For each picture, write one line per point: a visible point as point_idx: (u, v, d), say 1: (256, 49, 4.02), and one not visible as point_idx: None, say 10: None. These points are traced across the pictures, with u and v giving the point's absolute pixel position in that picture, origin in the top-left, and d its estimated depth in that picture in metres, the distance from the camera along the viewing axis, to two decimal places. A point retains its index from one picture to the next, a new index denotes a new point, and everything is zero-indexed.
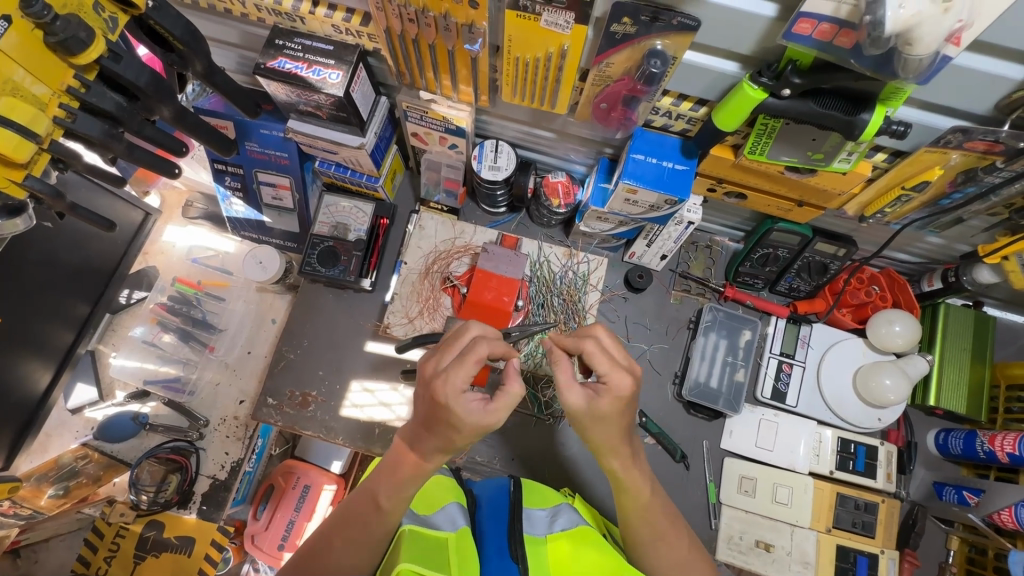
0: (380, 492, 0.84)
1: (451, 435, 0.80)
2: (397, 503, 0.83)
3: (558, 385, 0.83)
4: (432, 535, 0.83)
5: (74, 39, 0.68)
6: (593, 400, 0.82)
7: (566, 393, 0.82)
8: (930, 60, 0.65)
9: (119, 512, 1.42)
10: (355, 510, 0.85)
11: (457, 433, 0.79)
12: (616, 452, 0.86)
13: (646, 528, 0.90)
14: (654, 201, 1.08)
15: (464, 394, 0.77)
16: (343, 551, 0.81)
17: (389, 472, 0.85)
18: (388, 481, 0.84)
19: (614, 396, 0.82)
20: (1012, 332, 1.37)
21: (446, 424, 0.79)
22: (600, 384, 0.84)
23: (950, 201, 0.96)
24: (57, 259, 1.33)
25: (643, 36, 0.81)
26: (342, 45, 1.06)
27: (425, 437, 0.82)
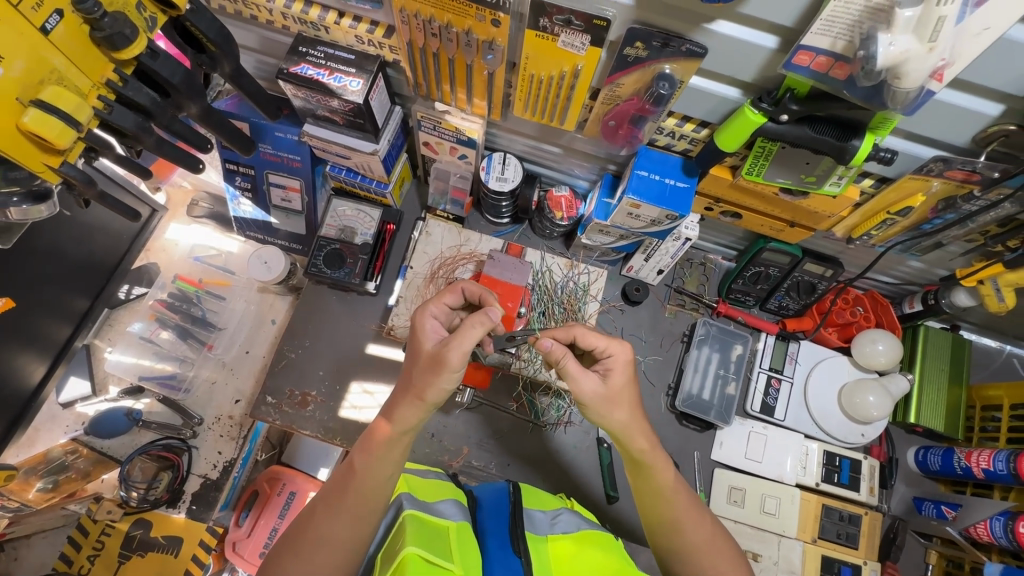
0: (355, 455, 0.89)
1: (415, 370, 0.87)
2: (370, 468, 0.86)
3: (570, 373, 0.87)
4: (435, 523, 0.83)
5: (119, 35, 0.71)
6: (606, 381, 0.88)
7: (578, 382, 0.87)
8: (916, 93, 0.71)
9: (106, 509, 1.39)
10: (337, 478, 0.89)
11: (418, 363, 0.86)
12: (631, 433, 0.89)
13: (669, 513, 0.91)
14: (656, 216, 1.13)
15: (431, 315, 0.90)
16: (322, 516, 0.85)
17: (367, 442, 0.89)
18: (363, 446, 0.88)
19: (619, 371, 0.89)
20: (986, 355, 1.44)
21: (414, 351, 0.88)
22: (603, 363, 0.90)
23: (931, 226, 1.03)
24: (62, 252, 1.34)
25: (653, 59, 0.88)
26: (363, 55, 1.11)
27: (401, 401, 0.87)
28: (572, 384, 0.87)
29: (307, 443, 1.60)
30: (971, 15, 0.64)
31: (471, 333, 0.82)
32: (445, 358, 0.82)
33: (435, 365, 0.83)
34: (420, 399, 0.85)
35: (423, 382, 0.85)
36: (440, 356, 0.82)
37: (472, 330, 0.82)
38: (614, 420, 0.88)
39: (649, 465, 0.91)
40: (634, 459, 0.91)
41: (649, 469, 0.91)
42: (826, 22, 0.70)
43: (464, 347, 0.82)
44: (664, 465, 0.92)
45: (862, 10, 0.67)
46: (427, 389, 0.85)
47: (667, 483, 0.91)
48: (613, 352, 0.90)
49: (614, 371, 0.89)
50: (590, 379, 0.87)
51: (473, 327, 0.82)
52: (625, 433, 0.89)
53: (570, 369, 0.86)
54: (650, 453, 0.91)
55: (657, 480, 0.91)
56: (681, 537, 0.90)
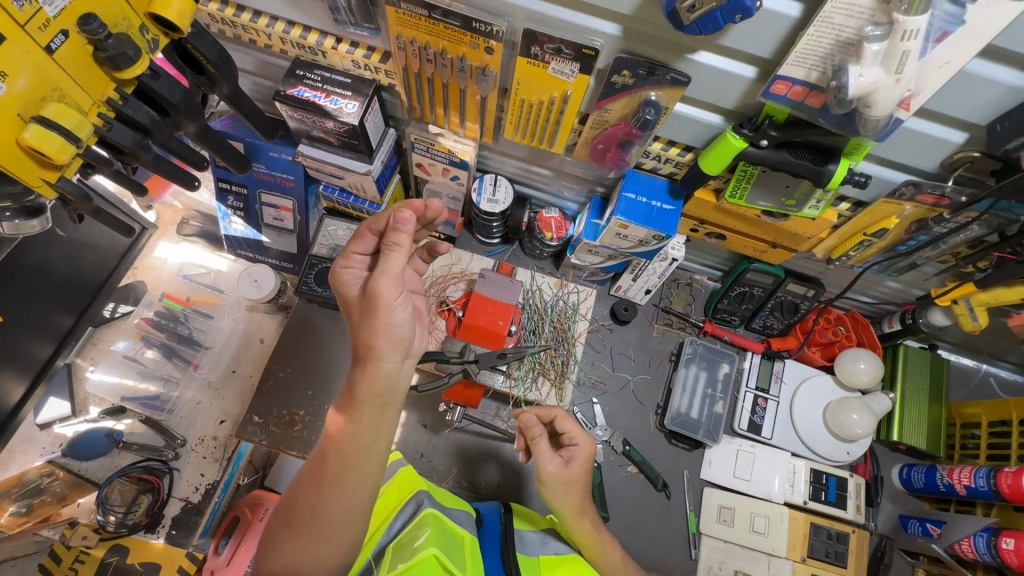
0: (333, 426, 0.87)
1: (359, 319, 0.87)
2: (350, 435, 0.85)
3: (539, 449, 0.99)
4: (452, 530, 0.89)
5: (123, 56, 0.73)
6: (567, 465, 1.00)
7: (543, 459, 0.99)
8: (886, 121, 0.75)
9: (81, 535, 1.33)
10: (317, 452, 0.88)
11: (358, 312, 0.87)
12: (575, 518, 0.97)
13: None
14: (643, 236, 1.16)
15: (346, 269, 0.93)
16: (308, 495, 0.84)
17: (343, 401, 0.87)
18: (337, 412, 0.87)
19: (579, 458, 1.01)
20: (964, 374, 1.48)
21: (357, 306, 0.89)
22: (569, 449, 1.02)
23: (906, 247, 1.08)
24: (48, 269, 1.33)
25: (639, 87, 0.92)
26: (358, 79, 1.14)
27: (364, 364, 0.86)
28: (538, 462, 0.99)
29: (293, 463, 1.52)
30: (933, 50, 0.68)
31: (392, 254, 0.83)
32: (376, 292, 0.83)
33: (369, 304, 0.84)
34: (372, 350, 0.84)
35: (363, 328, 0.85)
36: (376, 295, 0.83)
37: (392, 250, 0.83)
38: (563, 502, 0.98)
39: (592, 546, 0.98)
40: (578, 542, 0.98)
41: (590, 552, 0.98)
42: (801, 55, 0.74)
43: (391, 271, 0.83)
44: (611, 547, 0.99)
45: (833, 44, 0.72)
46: (372, 336, 0.84)
47: (616, 561, 0.99)
48: (579, 443, 1.02)
49: (575, 458, 1.01)
50: (554, 460, 0.99)
51: (394, 244, 0.82)
52: (572, 516, 0.97)
53: (540, 446, 0.99)
54: (593, 538, 0.98)
55: (604, 559, 0.98)
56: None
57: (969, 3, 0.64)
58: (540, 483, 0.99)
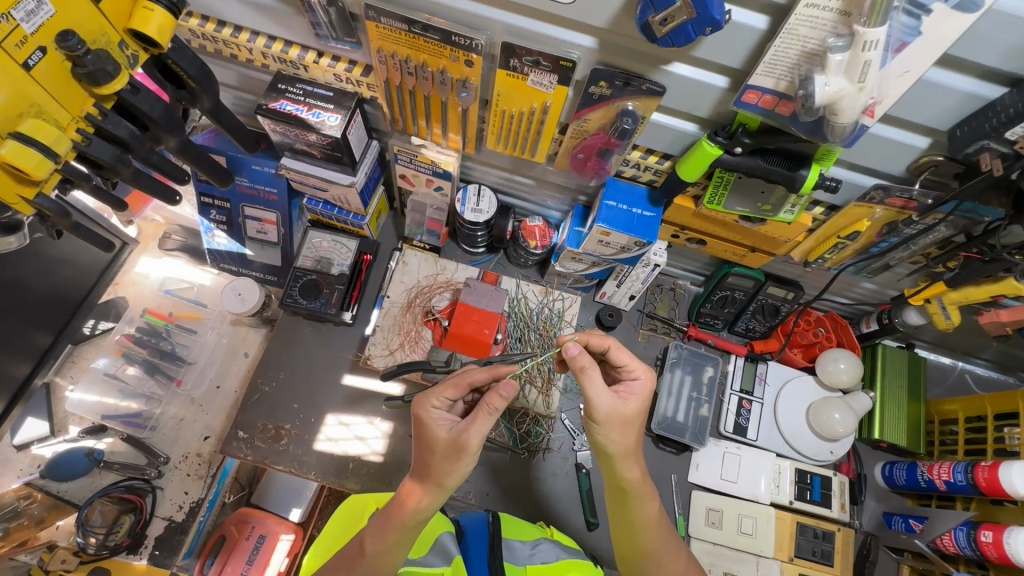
0: (366, 536, 0.88)
1: (431, 460, 0.86)
2: (383, 550, 0.86)
3: (590, 385, 0.87)
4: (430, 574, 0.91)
5: (102, 71, 0.73)
6: (621, 402, 0.90)
7: (594, 398, 0.87)
8: (852, 127, 0.78)
9: (60, 559, 1.31)
10: (345, 553, 0.90)
11: (434, 454, 0.86)
12: (624, 459, 0.92)
13: (650, 545, 0.97)
14: (625, 243, 1.18)
15: (433, 406, 0.89)
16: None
17: (420, 472, 0.88)
18: (375, 530, 0.87)
19: (638, 395, 0.93)
20: (941, 372, 1.52)
21: (428, 445, 0.87)
22: (628, 386, 0.94)
23: (878, 249, 1.11)
24: (25, 286, 1.31)
25: (617, 97, 0.94)
26: (341, 92, 1.15)
27: (431, 463, 0.87)
28: (589, 399, 0.87)
29: (279, 481, 1.54)
30: (893, 60, 0.71)
31: (489, 416, 0.83)
32: (465, 444, 0.83)
33: (454, 452, 0.84)
34: (442, 488, 0.86)
35: (443, 469, 0.85)
36: (457, 444, 0.83)
37: (486, 411, 0.83)
38: (616, 442, 0.90)
39: (633, 495, 0.94)
40: (621, 488, 0.94)
41: (631, 500, 0.95)
42: (769, 65, 0.77)
43: (481, 429, 0.83)
44: (649, 499, 0.96)
45: (799, 55, 0.75)
46: (446, 476, 0.85)
47: (651, 516, 0.96)
48: (640, 375, 0.96)
49: (631, 396, 0.92)
50: (607, 398, 0.88)
51: (491, 409, 0.82)
52: (621, 458, 0.91)
53: (591, 382, 0.87)
54: (637, 486, 0.94)
55: (639, 511, 0.95)
56: (652, 567, 0.98)
57: (924, 15, 0.67)
58: (592, 421, 0.89)
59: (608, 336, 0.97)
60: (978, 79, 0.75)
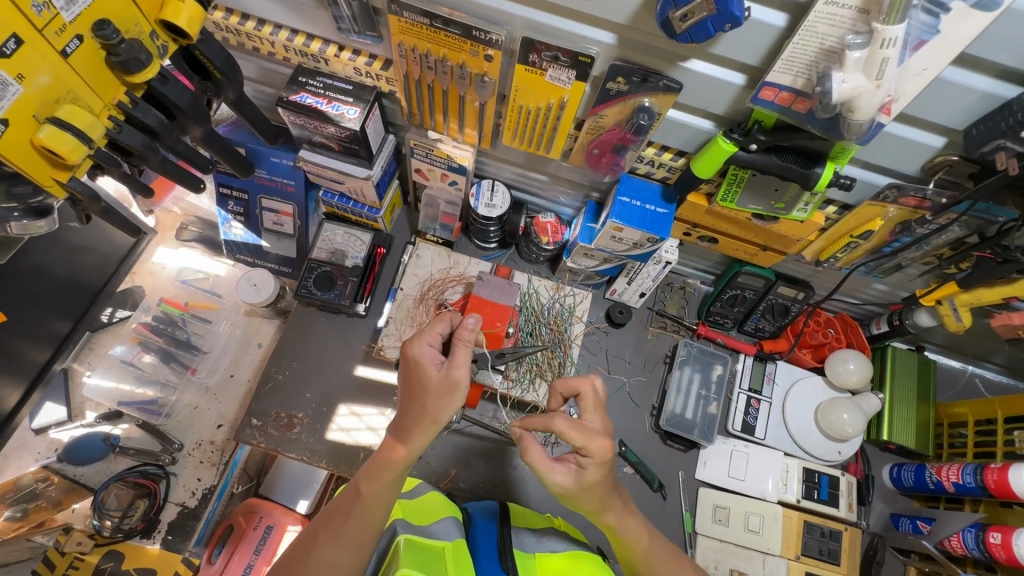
0: (361, 481, 0.88)
1: (424, 400, 0.86)
2: (376, 493, 0.87)
3: (537, 464, 0.86)
4: (430, 545, 0.85)
5: (134, 60, 0.76)
6: (580, 473, 0.87)
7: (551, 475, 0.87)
8: (868, 125, 0.79)
9: (76, 541, 1.34)
10: (342, 501, 0.89)
11: (427, 393, 0.86)
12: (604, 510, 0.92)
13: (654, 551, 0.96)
14: (638, 239, 1.19)
15: (426, 343, 0.89)
16: (324, 543, 0.85)
17: (400, 419, 0.89)
18: (369, 475, 0.87)
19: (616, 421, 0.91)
20: (951, 375, 1.52)
21: (416, 383, 0.87)
22: (605, 412, 0.92)
23: (890, 249, 1.11)
24: (49, 272, 1.34)
25: (633, 93, 0.95)
26: (360, 86, 1.17)
27: (406, 413, 0.88)
28: (542, 474, 0.87)
29: (288, 471, 1.54)
30: (910, 58, 0.72)
31: (467, 347, 0.87)
32: (453, 378, 0.85)
33: (446, 389, 0.85)
34: (433, 424, 0.86)
35: (434, 408, 0.85)
36: (444, 379, 0.85)
37: (462, 344, 0.87)
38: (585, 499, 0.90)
39: None
40: None
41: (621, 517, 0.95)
42: (786, 62, 0.78)
43: (463, 361, 0.86)
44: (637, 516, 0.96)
45: (817, 52, 0.76)
46: (441, 412, 0.86)
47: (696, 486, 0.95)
48: (616, 405, 0.92)
49: (585, 469, 0.87)
50: (559, 466, 0.86)
51: (466, 343, 0.87)
52: None
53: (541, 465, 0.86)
54: None
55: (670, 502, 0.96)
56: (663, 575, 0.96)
57: (942, 14, 0.68)
58: (560, 494, 0.90)
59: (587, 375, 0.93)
60: (995, 78, 0.76)
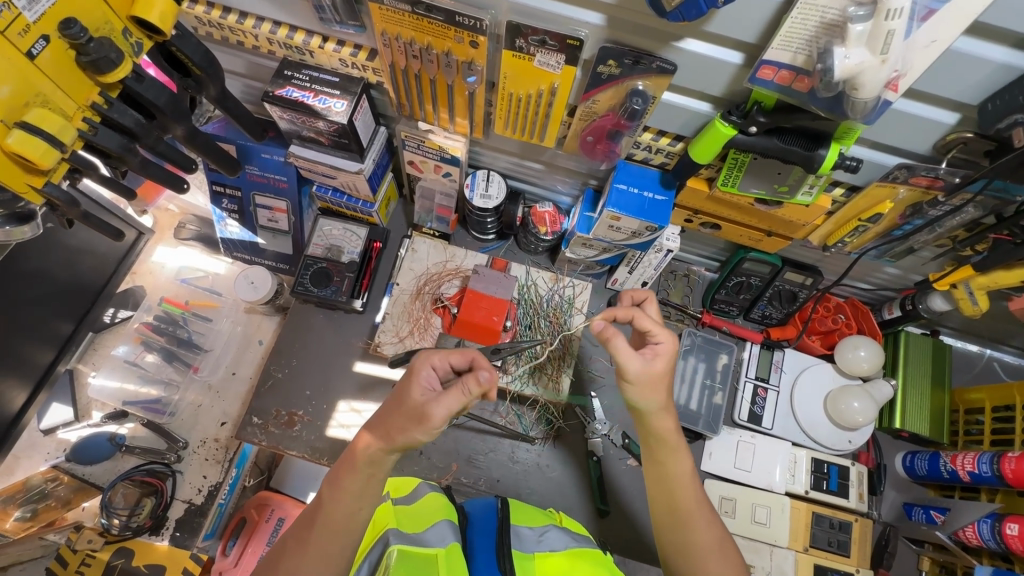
0: (325, 488, 0.89)
1: (394, 414, 0.84)
2: (335, 501, 0.86)
3: (619, 352, 0.87)
4: (420, 553, 0.83)
5: (105, 59, 0.73)
6: (651, 361, 0.89)
7: (626, 360, 0.88)
8: (874, 103, 0.74)
9: (86, 539, 1.34)
10: (305, 515, 0.90)
11: (400, 407, 0.84)
12: (659, 415, 0.91)
13: (685, 502, 0.91)
14: (636, 227, 1.15)
15: (431, 363, 0.87)
16: (291, 556, 0.85)
17: (375, 424, 0.87)
18: (332, 480, 0.88)
19: (664, 357, 0.91)
20: (967, 359, 1.47)
21: (402, 396, 0.85)
22: (652, 347, 0.91)
23: (901, 232, 1.07)
24: (47, 274, 1.35)
25: (626, 76, 0.91)
26: (347, 78, 1.13)
27: (380, 421, 0.86)
28: (618, 362, 0.88)
29: (297, 466, 1.57)
30: (919, 29, 0.68)
31: (461, 394, 0.81)
32: (429, 412, 0.81)
33: (417, 416, 0.82)
34: (392, 442, 0.84)
35: (399, 427, 0.83)
36: (422, 410, 0.81)
37: (461, 391, 0.81)
38: (647, 400, 0.90)
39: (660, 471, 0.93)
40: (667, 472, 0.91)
41: (664, 455, 0.93)
42: (785, 38, 0.74)
43: (449, 404, 0.81)
44: (683, 455, 0.93)
45: (818, 26, 0.71)
46: (399, 434, 0.83)
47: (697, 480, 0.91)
48: (660, 339, 0.92)
49: (660, 355, 0.90)
50: (638, 360, 0.88)
51: (464, 391, 0.81)
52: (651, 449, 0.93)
53: (618, 347, 0.87)
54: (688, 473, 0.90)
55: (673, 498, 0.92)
56: (689, 534, 0.90)
57: None
58: (624, 383, 0.90)
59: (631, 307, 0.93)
60: (1012, 48, 0.71)
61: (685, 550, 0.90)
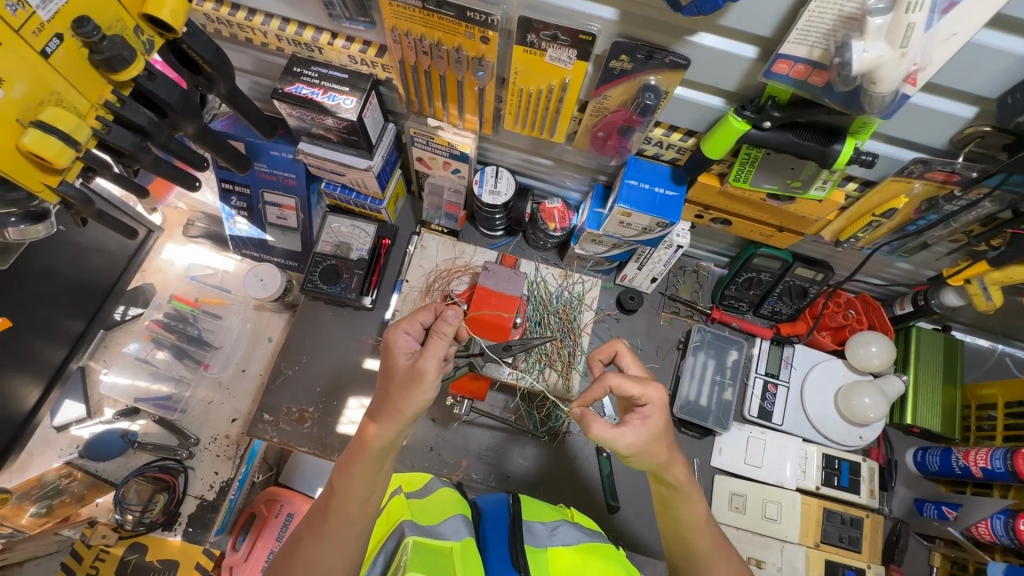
0: (336, 478, 0.90)
1: (390, 389, 0.88)
2: (348, 488, 0.87)
3: (605, 435, 0.84)
4: (437, 545, 0.82)
5: (118, 57, 0.73)
6: (646, 429, 0.85)
7: (618, 440, 0.85)
8: (892, 97, 0.73)
9: (101, 534, 1.35)
10: (319, 505, 0.91)
11: (394, 381, 0.87)
12: (672, 466, 0.90)
13: (701, 547, 0.93)
14: (647, 224, 1.15)
15: (403, 332, 0.92)
16: (306, 546, 0.87)
17: (376, 408, 0.89)
18: (342, 468, 0.89)
19: (656, 417, 0.87)
20: (979, 355, 1.46)
21: (389, 370, 0.89)
22: (638, 412, 0.87)
23: (916, 227, 1.06)
24: (59, 272, 1.35)
25: (638, 71, 0.90)
26: (356, 74, 1.13)
27: (380, 403, 0.89)
28: (611, 442, 0.85)
29: (305, 462, 1.58)
30: (940, 21, 0.67)
31: (438, 340, 0.86)
32: (419, 368, 0.85)
33: (411, 379, 0.86)
34: (398, 416, 0.86)
35: (400, 398, 0.86)
36: (413, 370, 0.85)
37: (438, 338, 0.86)
38: (653, 460, 0.88)
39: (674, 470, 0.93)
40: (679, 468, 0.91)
41: (676, 501, 0.93)
42: (803, 32, 0.73)
43: (433, 354, 0.85)
44: (694, 502, 0.93)
45: (835, 19, 0.70)
46: (404, 403, 0.86)
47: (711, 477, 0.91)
48: (647, 400, 0.87)
49: (650, 418, 0.86)
50: (628, 433, 0.85)
51: (441, 335, 0.86)
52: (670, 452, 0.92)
53: (603, 432, 0.84)
54: None
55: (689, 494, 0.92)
56: (706, 569, 0.93)
57: None
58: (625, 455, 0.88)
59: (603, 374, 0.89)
60: None
61: None
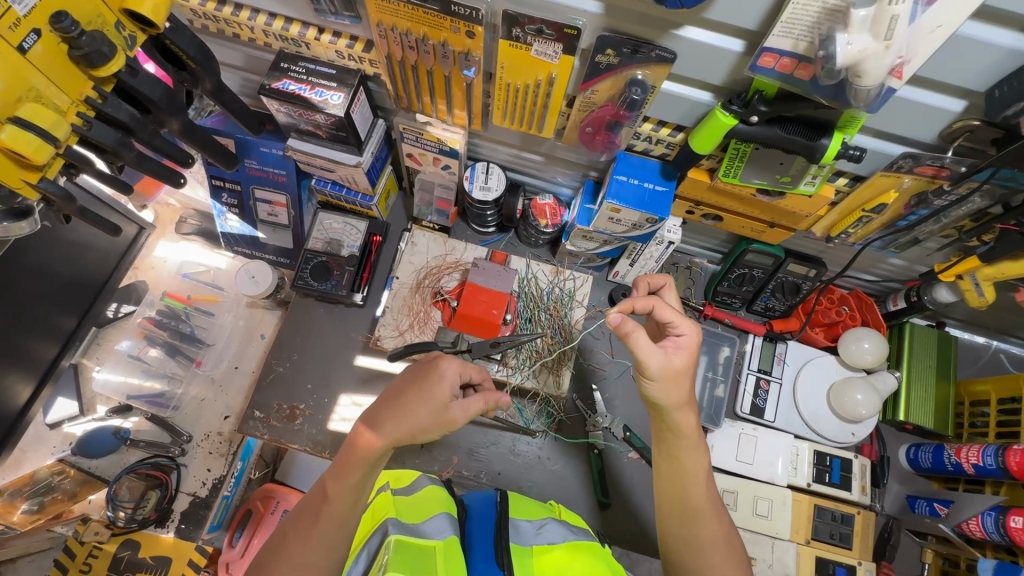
0: (326, 481, 0.89)
1: (406, 407, 0.87)
2: (341, 494, 0.87)
3: (639, 345, 0.85)
4: (418, 544, 0.82)
5: (97, 53, 0.73)
6: (672, 356, 0.88)
7: (647, 356, 0.86)
8: (877, 91, 0.73)
9: (93, 531, 1.34)
10: (306, 505, 0.90)
11: (416, 403, 0.87)
12: (681, 410, 0.89)
13: (698, 500, 0.89)
14: (637, 219, 1.14)
15: (456, 365, 0.91)
16: (291, 547, 0.86)
17: (380, 417, 0.89)
18: (334, 472, 0.88)
19: (686, 350, 0.89)
20: (973, 351, 1.45)
21: (416, 393, 0.88)
22: (673, 339, 0.90)
23: (906, 222, 1.05)
24: (50, 270, 1.35)
25: (625, 65, 0.90)
26: (344, 70, 1.12)
27: (388, 416, 0.88)
28: (639, 358, 0.86)
29: (301, 459, 1.57)
30: (924, 13, 0.66)
31: (484, 405, 0.89)
32: (451, 414, 0.87)
33: (438, 418, 0.87)
34: (410, 437, 0.87)
35: (413, 420, 0.86)
36: (446, 412, 0.87)
37: (484, 402, 0.90)
38: (670, 396, 0.88)
39: (663, 466, 0.93)
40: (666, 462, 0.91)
41: (680, 448, 0.90)
42: (786, 25, 0.72)
43: (471, 412, 0.89)
44: (699, 452, 0.91)
45: (819, 12, 0.70)
46: (413, 428, 0.86)
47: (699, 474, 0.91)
48: (683, 331, 0.90)
49: (680, 350, 0.89)
50: (658, 355, 0.86)
51: (485, 400, 0.90)
52: (675, 408, 0.89)
53: (639, 342, 0.85)
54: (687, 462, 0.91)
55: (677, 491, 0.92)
56: (697, 529, 0.88)
57: None
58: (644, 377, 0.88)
59: (651, 297, 0.92)
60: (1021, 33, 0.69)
61: (691, 547, 0.88)
